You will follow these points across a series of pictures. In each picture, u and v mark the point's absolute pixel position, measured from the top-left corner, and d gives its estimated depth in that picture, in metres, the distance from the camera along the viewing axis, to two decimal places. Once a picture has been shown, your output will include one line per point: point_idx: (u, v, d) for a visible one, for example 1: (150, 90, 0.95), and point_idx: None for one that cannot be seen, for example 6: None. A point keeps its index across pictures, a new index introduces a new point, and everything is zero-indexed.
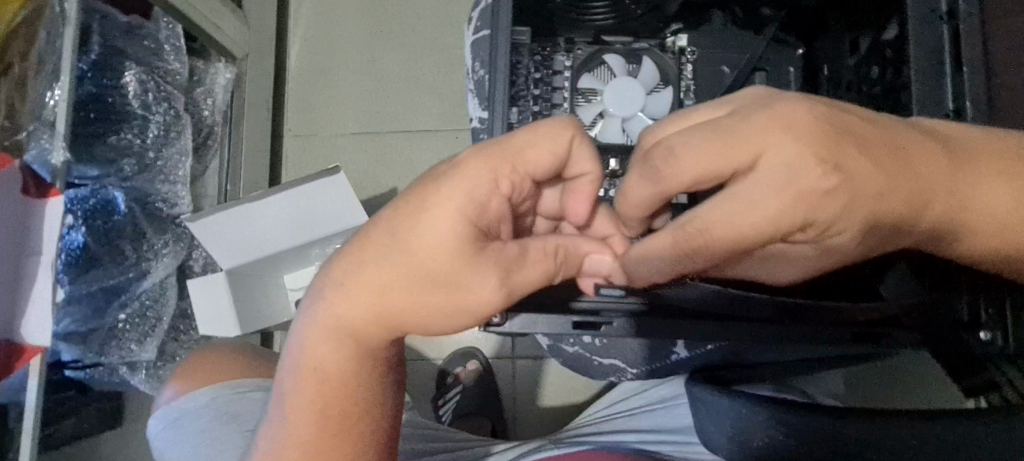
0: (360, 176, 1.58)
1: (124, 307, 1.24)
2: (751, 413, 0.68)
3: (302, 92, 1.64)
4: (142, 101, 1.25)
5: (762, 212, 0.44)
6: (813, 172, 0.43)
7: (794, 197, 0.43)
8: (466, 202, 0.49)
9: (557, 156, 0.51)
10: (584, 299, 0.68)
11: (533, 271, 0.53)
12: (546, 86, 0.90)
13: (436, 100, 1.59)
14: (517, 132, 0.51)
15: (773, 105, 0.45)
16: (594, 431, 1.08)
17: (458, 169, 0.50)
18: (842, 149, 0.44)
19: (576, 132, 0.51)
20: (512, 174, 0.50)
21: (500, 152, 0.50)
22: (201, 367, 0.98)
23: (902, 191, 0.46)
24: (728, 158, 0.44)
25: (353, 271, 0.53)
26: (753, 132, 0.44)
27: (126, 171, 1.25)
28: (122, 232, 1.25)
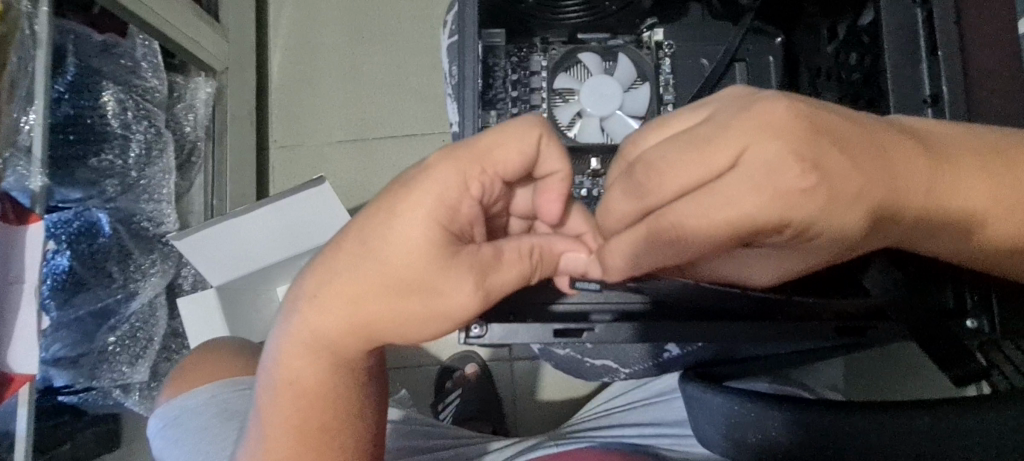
0: (347, 186, 1.57)
1: (113, 330, 1.23)
2: (743, 409, 0.68)
3: (284, 103, 1.63)
4: (121, 121, 1.23)
5: (740, 213, 0.43)
6: (792, 171, 0.42)
7: (772, 196, 0.42)
8: (436, 206, 0.49)
9: (526, 154, 0.50)
10: (565, 301, 0.68)
11: (508, 271, 0.52)
12: (523, 87, 0.89)
13: (420, 104, 1.58)
14: (484, 133, 0.50)
15: (747, 104, 0.44)
16: (593, 426, 1.07)
17: (426, 174, 0.49)
18: (822, 147, 0.43)
19: (544, 130, 0.50)
20: (481, 176, 0.50)
21: (468, 154, 0.49)
22: (199, 365, 0.97)
23: (884, 187, 0.45)
24: (703, 167, 0.44)
25: (326, 283, 0.52)
26: (729, 133, 0.43)
27: (109, 192, 1.23)
28: (108, 254, 1.24)
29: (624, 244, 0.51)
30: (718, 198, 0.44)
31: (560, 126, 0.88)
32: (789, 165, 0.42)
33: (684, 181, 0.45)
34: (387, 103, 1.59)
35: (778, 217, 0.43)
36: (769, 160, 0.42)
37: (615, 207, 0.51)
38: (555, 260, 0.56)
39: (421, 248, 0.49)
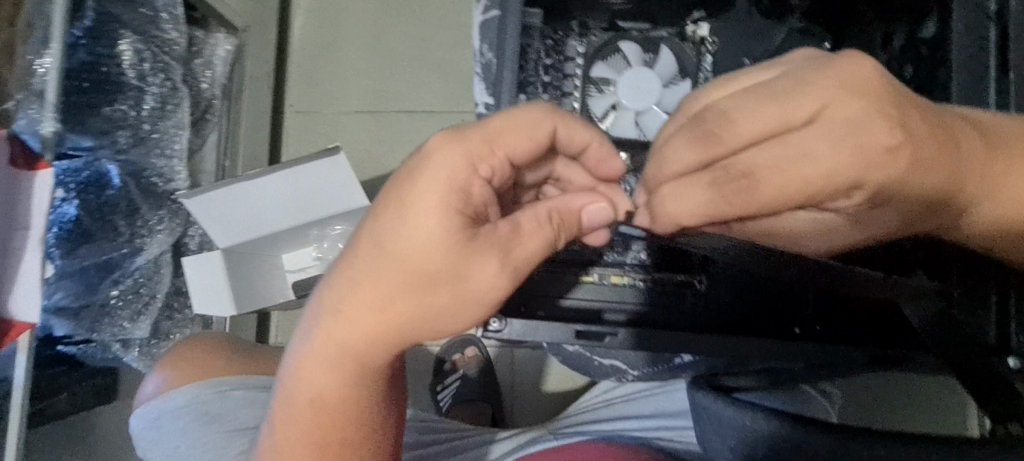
0: (362, 156, 1.54)
1: (116, 284, 1.22)
2: (761, 428, 0.65)
3: (304, 66, 1.59)
4: (138, 72, 1.21)
5: (813, 165, 0.47)
6: (873, 130, 0.46)
7: (851, 153, 0.46)
8: (448, 192, 0.48)
9: (536, 134, 0.50)
10: (571, 298, 0.81)
11: (529, 248, 0.50)
12: (557, 72, 0.86)
13: (442, 80, 1.54)
14: (499, 116, 0.50)
15: (825, 64, 0.47)
16: (594, 419, 1.02)
17: (427, 160, 0.48)
18: (898, 109, 0.46)
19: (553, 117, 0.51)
20: (490, 158, 0.49)
21: (476, 132, 0.49)
22: (182, 361, 0.92)
23: (942, 165, 0.50)
24: (783, 118, 0.46)
25: (349, 286, 0.50)
26: (813, 89, 0.45)
27: (120, 143, 1.21)
28: (116, 207, 1.22)
29: (679, 189, 0.51)
30: (793, 149, 0.47)
31: (594, 117, 0.84)
32: (872, 122, 0.46)
33: (760, 130, 0.46)
34: (408, 75, 1.55)
35: (856, 176, 0.48)
36: (851, 116, 0.45)
37: (677, 157, 0.50)
38: (576, 213, 0.54)
39: (439, 238, 0.47)
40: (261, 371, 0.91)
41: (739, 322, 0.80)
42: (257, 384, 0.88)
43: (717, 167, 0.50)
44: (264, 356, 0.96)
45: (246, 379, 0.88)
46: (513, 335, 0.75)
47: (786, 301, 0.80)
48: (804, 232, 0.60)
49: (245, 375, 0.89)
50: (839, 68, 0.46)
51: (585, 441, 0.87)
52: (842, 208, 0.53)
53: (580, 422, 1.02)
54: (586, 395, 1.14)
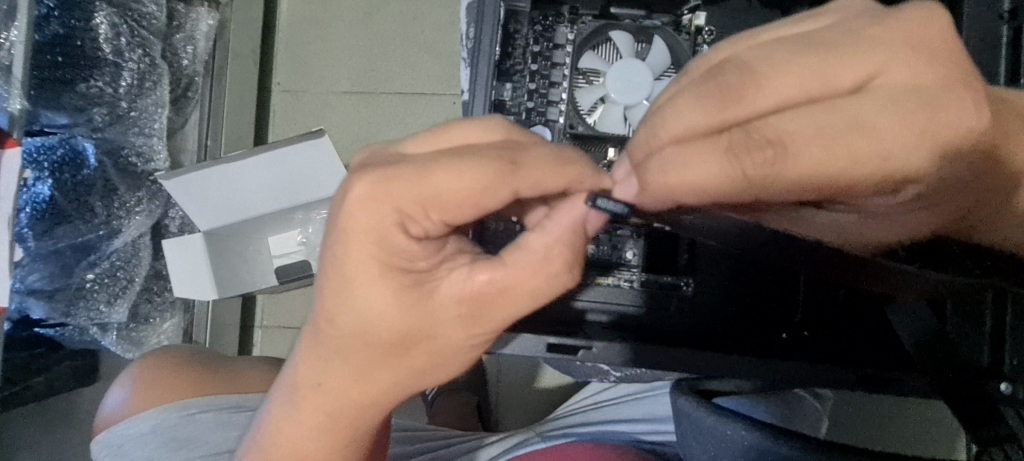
0: (352, 138, 1.50)
1: (93, 267, 1.20)
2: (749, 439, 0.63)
3: (291, 43, 1.54)
4: (114, 46, 1.17)
5: (872, 136, 0.42)
6: (926, 103, 0.43)
7: (909, 128, 0.43)
8: (390, 254, 0.45)
9: (482, 184, 0.44)
10: (583, 300, 0.80)
11: (517, 298, 0.48)
12: (544, 61, 0.82)
13: (434, 61, 1.49)
14: (432, 164, 0.43)
15: (876, 25, 0.45)
16: (582, 421, 1.00)
17: (352, 219, 0.44)
18: (957, 77, 0.44)
19: (498, 157, 0.44)
20: (422, 217, 0.44)
21: (405, 183, 0.43)
22: (146, 381, 0.91)
23: (990, 148, 0.47)
24: (822, 82, 0.43)
25: (319, 358, 0.51)
26: (862, 53, 0.43)
27: (97, 121, 1.18)
28: (91, 187, 1.18)
29: (686, 155, 0.44)
30: (845, 114, 0.42)
31: (580, 111, 0.80)
32: (923, 93, 0.43)
33: (788, 93, 0.43)
34: (399, 55, 1.50)
35: (915, 164, 0.44)
36: (907, 87, 0.43)
37: (680, 116, 0.45)
38: (581, 231, 0.49)
39: (395, 307, 0.46)
40: (232, 389, 0.90)
41: (719, 322, 0.79)
42: (225, 406, 0.87)
43: (736, 130, 0.44)
44: (231, 369, 0.95)
45: (216, 401, 0.87)
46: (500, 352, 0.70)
47: (771, 306, 0.78)
48: (825, 224, 0.56)
49: (213, 395, 0.88)
50: (900, 32, 0.44)
51: (575, 443, 0.86)
52: (872, 202, 0.50)
53: (568, 424, 1.00)
54: (575, 397, 1.10)
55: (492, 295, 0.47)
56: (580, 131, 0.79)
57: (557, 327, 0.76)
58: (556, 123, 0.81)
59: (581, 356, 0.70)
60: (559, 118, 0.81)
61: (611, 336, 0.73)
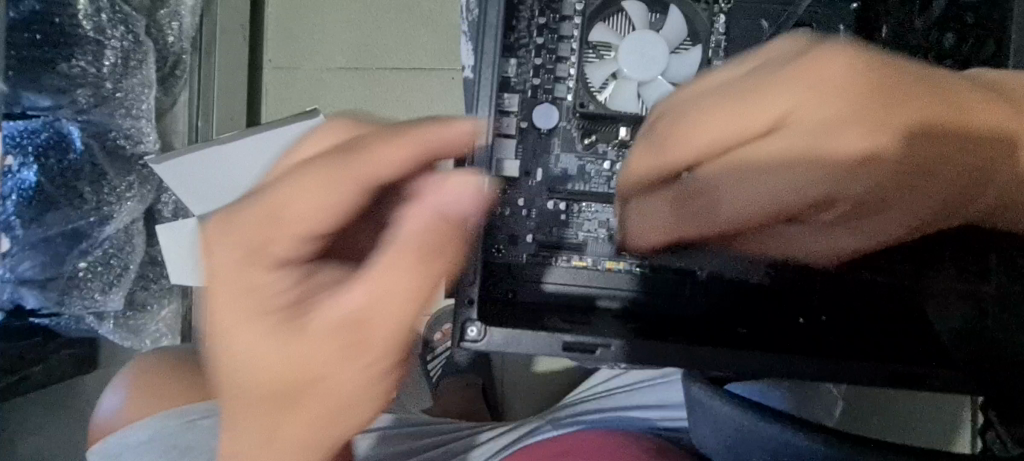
0: (348, 116, 1.45)
1: (85, 255, 1.16)
2: (778, 434, 0.59)
3: (282, 17, 1.47)
4: (95, 23, 1.11)
5: (789, 173, 0.52)
6: (840, 134, 0.51)
7: (822, 161, 0.51)
8: (261, 283, 0.49)
9: (324, 190, 0.49)
10: (552, 281, 0.77)
11: (392, 300, 0.48)
12: (551, 34, 0.77)
13: (432, 34, 1.43)
14: (271, 190, 0.49)
15: (802, 63, 0.51)
16: (593, 408, 0.98)
17: (216, 258, 0.50)
18: (870, 102, 0.51)
19: (332, 167, 0.49)
20: (275, 239, 0.49)
21: (244, 213, 0.50)
22: (139, 389, 0.93)
23: (936, 155, 0.51)
24: (742, 128, 0.52)
25: (229, 415, 0.52)
26: (779, 97, 0.51)
27: (81, 103, 1.13)
28: (80, 172, 1.14)
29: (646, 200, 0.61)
30: (762, 158, 0.52)
31: (591, 88, 0.76)
32: (839, 127, 0.51)
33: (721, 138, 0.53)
34: (395, 30, 1.43)
35: (836, 189, 0.53)
36: (817, 124, 0.51)
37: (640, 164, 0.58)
38: (442, 216, 0.47)
39: (269, 340, 0.49)
40: None
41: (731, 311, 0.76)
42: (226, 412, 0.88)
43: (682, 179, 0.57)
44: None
45: (214, 406, 0.88)
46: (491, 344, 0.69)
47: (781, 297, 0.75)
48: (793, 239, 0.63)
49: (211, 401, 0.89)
50: (813, 72, 0.51)
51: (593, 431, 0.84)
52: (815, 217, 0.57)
53: (579, 410, 0.98)
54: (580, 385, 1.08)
55: (360, 304, 0.48)
56: (590, 109, 0.75)
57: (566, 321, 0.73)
58: (564, 101, 0.77)
59: (598, 354, 0.69)
60: (567, 95, 0.77)
61: (616, 328, 0.72)
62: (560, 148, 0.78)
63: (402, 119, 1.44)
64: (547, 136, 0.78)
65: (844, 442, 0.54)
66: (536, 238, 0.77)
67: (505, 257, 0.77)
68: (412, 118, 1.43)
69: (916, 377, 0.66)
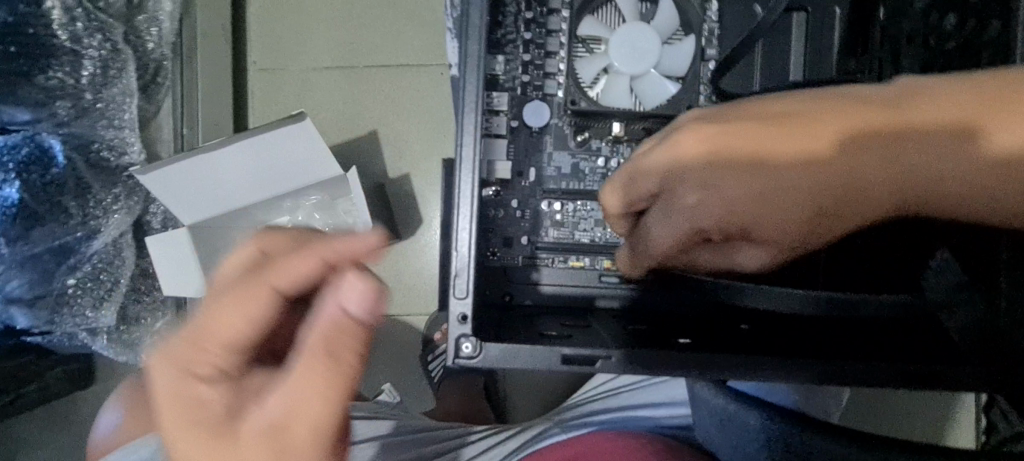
0: (337, 117, 1.42)
1: (73, 271, 1.15)
2: (772, 428, 0.60)
3: (264, 18, 1.44)
4: (70, 32, 1.09)
5: (694, 217, 0.56)
6: (726, 177, 0.54)
7: (716, 202, 0.55)
8: (194, 405, 0.49)
9: (246, 311, 0.50)
10: (550, 285, 0.75)
11: (308, 409, 0.47)
12: (539, 28, 0.74)
13: (418, 29, 1.40)
14: (199, 316, 0.50)
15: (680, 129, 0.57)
16: (602, 408, 0.97)
17: (155, 383, 0.51)
18: (746, 143, 0.53)
19: (250, 288, 0.50)
20: (203, 360, 0.50)
21: (178, 343, 0.51)
22: (138, 405, 0.91)
23: (839, 172, 0.50)
24: (643, 185, 0.59)
25: None
26: (660, 158, 0.57)
27: (61, 115, 1.11)
28: (63, 186, 1.12)
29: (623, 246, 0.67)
30: (667, 207, 0.58)
31: (582, 84, 0.75)
32: (724, 173, 0.54)
33: (637, 197, 0.60)
34: (381, 26, 1.40)
35: (744, 223, 0.55)
36: (699, 173, 0.55)
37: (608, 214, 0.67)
38: (343, 321, 0.47)
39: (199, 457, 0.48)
40: None
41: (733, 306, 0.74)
42: None
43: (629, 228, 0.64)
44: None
45: None
46: (488, 361, 0.59)
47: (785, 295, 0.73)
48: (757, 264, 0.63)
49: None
50: (686, 135, 0.56)
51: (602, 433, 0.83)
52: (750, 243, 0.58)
53: (588, 411, 0.97)
54: (585, 385, 1.07)
55: (281, 414, 0.47)
56: (582, 107, 0.72)
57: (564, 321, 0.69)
58: (554, 97, 0.75)
59: (598, 368, 0.58)
60: (557, 91, 0.75)
61: (613, 328, 0.66)
62: (553, 146, 0.76)
63: (392, 117, 1.41)
64: (539, 134, 0.76)
65: (803, 430, 0.57)
66: (530, 240, 0.75)
67: (500, 259, 0.75)
68: (403, 117, 1.40)
69: (940, 377, 0.58)
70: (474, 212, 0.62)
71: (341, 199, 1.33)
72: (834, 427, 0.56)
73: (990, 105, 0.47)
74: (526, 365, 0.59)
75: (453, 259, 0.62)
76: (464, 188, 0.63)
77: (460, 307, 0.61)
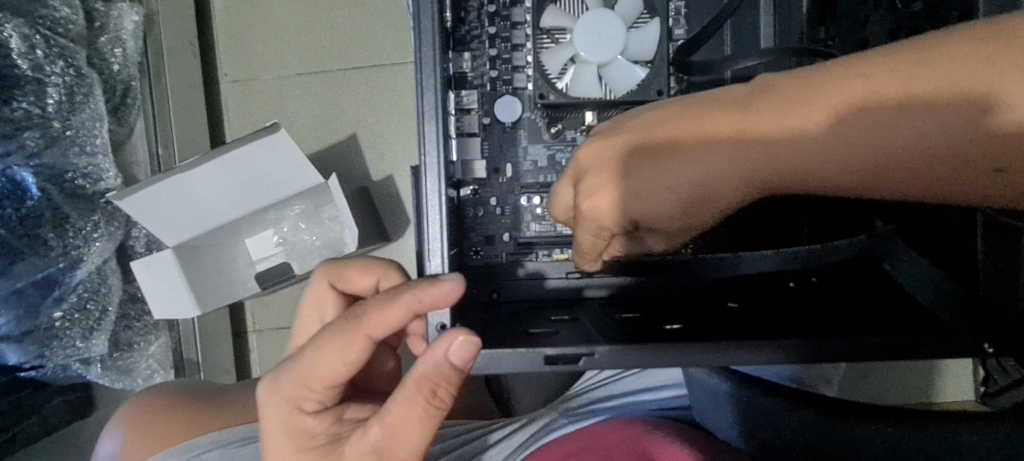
0: (314, 123, 1.40)
1: (60, 302, 1.13)
2: (761, 403, 0.62)
3: (232, 28, 1.41)
4: (31, 61, 1.06)
5: (609, 215, 0.56)
6: (627, 179, 0.53)
7: (623, 201, 0.54)
8: (299, 431, 0.54)
9: (345, 352, 0.51)
10: (549, 279, 0.74)
11: (409, 435, 0.51)
12: (503, 21, 0.73)
13: (390, 27, 1.37)
14: (300, 355, 0.53)
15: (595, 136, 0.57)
16: (606, 395, 0.97)
17: (265, 412, 0.55)
18: (646, 146, 0.52)
19: (348, 336, 0.51)
20: (310, 395, 0.54)
21: (287, 379, 0.53)
22: (143, 428, 0.91)
23: (737, 167, 0.48)
24: (568, 190, 0.59)
25: None
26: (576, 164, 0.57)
27: (31, 146, 1.08)
28: (41, 219, 1.10)
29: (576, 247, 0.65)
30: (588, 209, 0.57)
31: (550, 76, 0.74)
32: (626, 176, 0.53)
33: (569, 201, 0.60)
34: (351, 27, 1.38)
35: (654, 216, 0.54)
36: (604, 176, 0.54)
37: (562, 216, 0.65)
38: (445, 367, 0.50)
39: None
40: (230, 423, 0.90)
41: (718, 284, 0.74)
42: (231, 441, 0.87)
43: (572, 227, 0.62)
44: (226, 401, 0.95)
45: (215, 438, 0.88)
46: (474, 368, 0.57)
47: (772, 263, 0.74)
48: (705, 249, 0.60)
49: (216, 432, 0.88)
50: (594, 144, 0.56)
51: (607, 421, 0.83)
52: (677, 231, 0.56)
53: (592, 399, 0.98)
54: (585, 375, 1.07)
55: (380, 440, 0.51)
56: (552, 100, 0.73)
57: (554, 316, 0.69)
58: (524, 90, 0.74)
59: (581, 366, 0.57)
60: (527, 84, 0.74)
61: (601, 319, 0.66)
62: (527, 140, 0.75)
63: (370, 119, 1.39)
64: (512, 129, 0.75)
65: (815, 411, 0.58)
66: (512, 236, 0.75)
67: (484, 257, 0.75)
68: (381, 118, 1.39)
69: (913, 350, 0.57)
70: (444, 219, 0.61)
71: (326, 206, 1.32)
72: (823, 403, 0.58)
73: (919, 73, 0.41)
74: (510, 370, 0.58)
75: (428, 267, 0.62)
76: (431, 196, 0.61)
77: (437, 317, 0.53)
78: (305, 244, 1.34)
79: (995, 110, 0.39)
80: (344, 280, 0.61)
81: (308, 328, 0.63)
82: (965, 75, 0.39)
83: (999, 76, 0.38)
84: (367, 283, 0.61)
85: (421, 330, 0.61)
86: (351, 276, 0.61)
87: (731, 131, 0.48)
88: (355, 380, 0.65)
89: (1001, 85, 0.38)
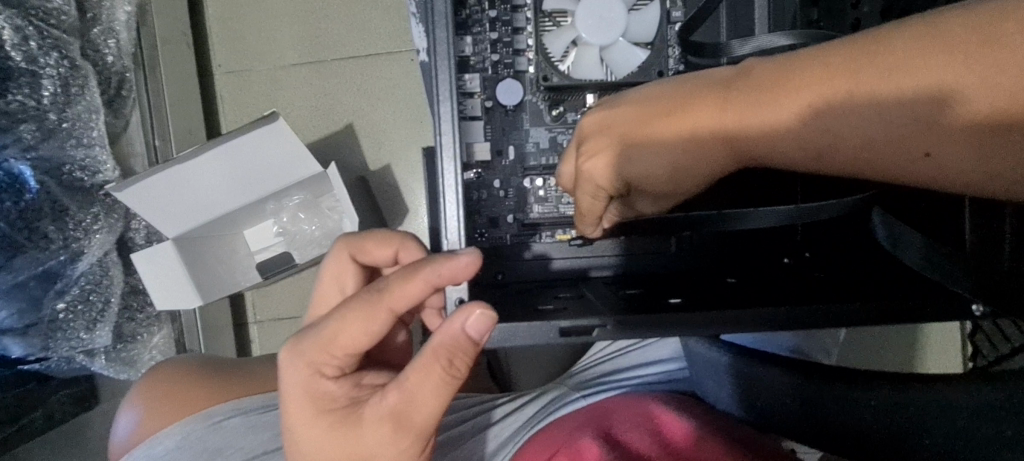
0: (311, 114, 1.40)
1: (62, 295, 1.14)
2: (758, 374, 0.64)
3: (224, 20, 1.40)
4: (25, 53, 1.06)
5: (603, 180, 0.58)
6: (617, 144, 0.56)
7: (612, 165, 0.57)
8: (318, 395, 0.55)
9: (367, 322, 0.53)
10: (558, 260, 0.77)
11: (425, 403, 0.53)
12: (505, 5, 0.74)
13: (384, 17, 1.37)
14: (326, 321, 0.54)
15: (605, 107, 0.59)
16: (611, 369, 1.00)
17: (286, 373, 0.56)
18: (638, 113, 0.55)
19: (373, 306, 0.52)
20: (331, 360, 0.55)
21: (311, 344, 0.55)
22: (160, 398, 0.93)
23: (711, 133, 0.51)
24: (572, 155, 0.62)
25: None
26: (583, 128, 0.60)
27: (27, 139, 1.08)
28: (40, 211, 1.10)
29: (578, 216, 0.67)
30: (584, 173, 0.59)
31: (553, 58, 0.75)
32: (619, 140, 0.56)
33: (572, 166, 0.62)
34: (345, 18, 1.37)
35: (639, 179, 0.57)
36: (603, 140, 0.57)
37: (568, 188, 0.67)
38: (463, 338, 0.51)
39: (327, 435, 0.54)
40: (252, 391, 0.93)
41: (715, 259, 0.76)
42: (251, 408, 0.89)
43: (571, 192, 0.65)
44: (239, 375, 0.97)
45: (236, 406, 0.90)
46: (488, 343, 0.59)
47: (767, 231, 0.77)
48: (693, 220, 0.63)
49: (236, 401, 0.90)
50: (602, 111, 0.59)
51: (614, 395, 0.85)
52: (665, 194, 0.59)
53: (597, 374, 1.00)
54: (586, 354, 1.09)
55: (397, 407, 0.53)
56: (555, 82, 0.74)
57: (559, 293, 0.71)
58: (526, 73, 0.76)
59: (595, 336, 0.58)
60: (529, 67, 0.75)
61: (607, 295, 0.68)
62: (530, 122, 0.77)
63: (367, 109, 1.39)
64: (514, 112, 0.76)
65: (803, 379, 0.61)
66: (517, 218, 0.76)
67: (489, 239, 0.76)
68: (377, 107, 1.39)
69: (916, 312, 0.59)
70: (460, 199, 0.64)
71: (325, 196, 1.33)
72: (821, 370, 0.61)
73: (870, 62, 0.43)
74: (524, 342, 0.59)
75: (444, 244, 0.65)
76: (448, 176, 0.63)
77: (455, 292, 0.59)
78: (305, 234, 1.34)
79: (931, 100, 0.41)
80: (362, 253, 0.63)
81: (327, 300, 0.63)
82: (911, 65, 0.41)
83: (942, 70, 0.40)
84: (384, 256, 0.63)
85: (438, 304, 0.63)
86: (368, 249, 0.62)
87: (709, 105, 0.51)
88: (369, 351, 0.66)
89: (938, 78, 0.40)
